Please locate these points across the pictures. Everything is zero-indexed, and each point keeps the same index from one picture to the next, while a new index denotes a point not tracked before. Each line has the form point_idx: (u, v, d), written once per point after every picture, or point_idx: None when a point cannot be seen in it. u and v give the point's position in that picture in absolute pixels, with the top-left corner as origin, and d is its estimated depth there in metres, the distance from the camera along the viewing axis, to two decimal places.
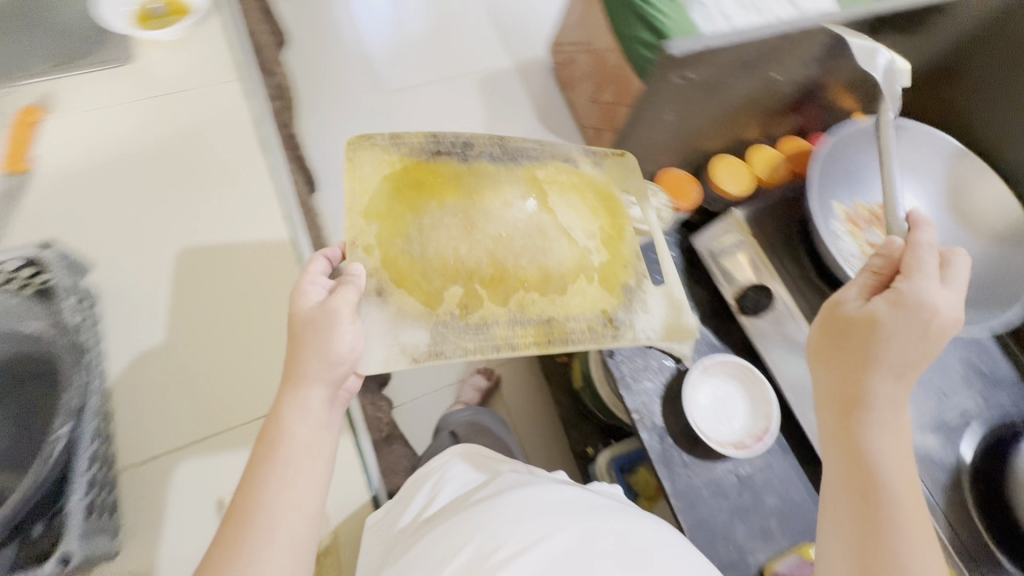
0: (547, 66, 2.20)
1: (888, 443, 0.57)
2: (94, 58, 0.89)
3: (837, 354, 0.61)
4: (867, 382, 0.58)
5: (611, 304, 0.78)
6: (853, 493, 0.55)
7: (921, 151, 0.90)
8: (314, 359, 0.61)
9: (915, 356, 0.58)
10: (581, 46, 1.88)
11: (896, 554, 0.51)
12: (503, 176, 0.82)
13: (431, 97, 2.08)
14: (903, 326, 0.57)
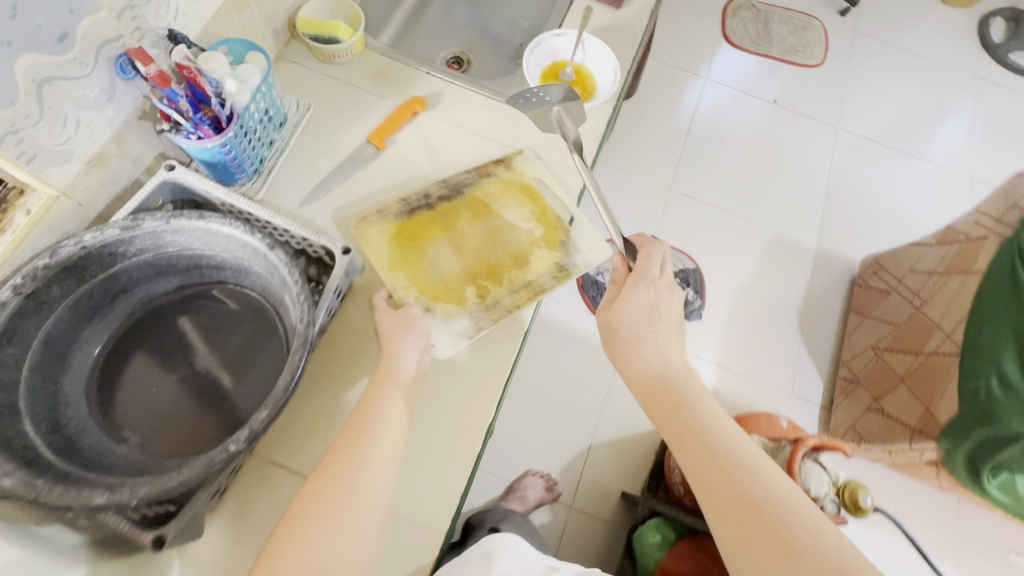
0: (847, 275, 1.90)
1: (701, 406, 0.67)
2: (494, 87, 0.94)
3: (620, 359, 0.75)
4: (639, 354, 0.73)
5: (557, 255, 0.82)
6: (693, 465, 0.62)
7: None
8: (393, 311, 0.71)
9: (665, 327, 0.75)
10: (911, 297, 1.55)
11: (725, 470, 0.60)
12: (459, 207, 0.83)
13: (712, 223, 1.94)
14: (637, 300, 0.76)
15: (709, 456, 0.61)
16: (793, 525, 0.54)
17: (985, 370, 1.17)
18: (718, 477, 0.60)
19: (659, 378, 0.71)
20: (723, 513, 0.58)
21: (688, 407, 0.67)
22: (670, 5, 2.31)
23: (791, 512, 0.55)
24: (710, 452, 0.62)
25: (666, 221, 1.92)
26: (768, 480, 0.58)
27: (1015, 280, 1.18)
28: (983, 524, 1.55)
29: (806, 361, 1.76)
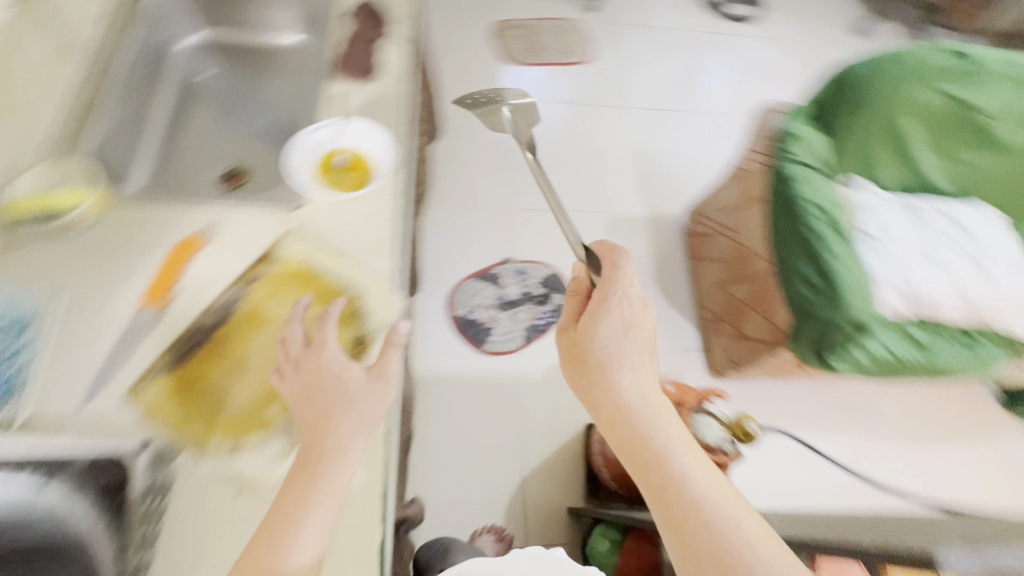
0: (680, 229, 2.11)
1: (676, 445, 0.72)
2: (269, 197, 0.89)
3: (589, 376, 0.79)
4: (616, 381, 0.76)
5: (350, 330, 0.80)
6: (664, 503, 0.68)
7: None
8: (328, 353, 0.71)
9: (632, 352, 0.79)
10: (727, 233, 1.76)
11: (699, 514, 0.66)
12: (235, 329, 0.78)
13: (555, 226, 2.05)
14: (608, 332, 0.80)
15: (682, 502, 0.67)
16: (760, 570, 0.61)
17: (788, 276, 1.38)
18: (701, 533, 0.64)
19: (630, 415, 0.74)
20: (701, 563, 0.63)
21: (660, 448, 0.72)
22: (446, 41, 2.40)
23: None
24: (683, 495, 0.68)
25: (515, 238, 1.99)
26: (736, 528, 0.65)
27: (784, 199, 1.42)
28: (851, 393, 1.81)
29: (675, 316, 1.93)
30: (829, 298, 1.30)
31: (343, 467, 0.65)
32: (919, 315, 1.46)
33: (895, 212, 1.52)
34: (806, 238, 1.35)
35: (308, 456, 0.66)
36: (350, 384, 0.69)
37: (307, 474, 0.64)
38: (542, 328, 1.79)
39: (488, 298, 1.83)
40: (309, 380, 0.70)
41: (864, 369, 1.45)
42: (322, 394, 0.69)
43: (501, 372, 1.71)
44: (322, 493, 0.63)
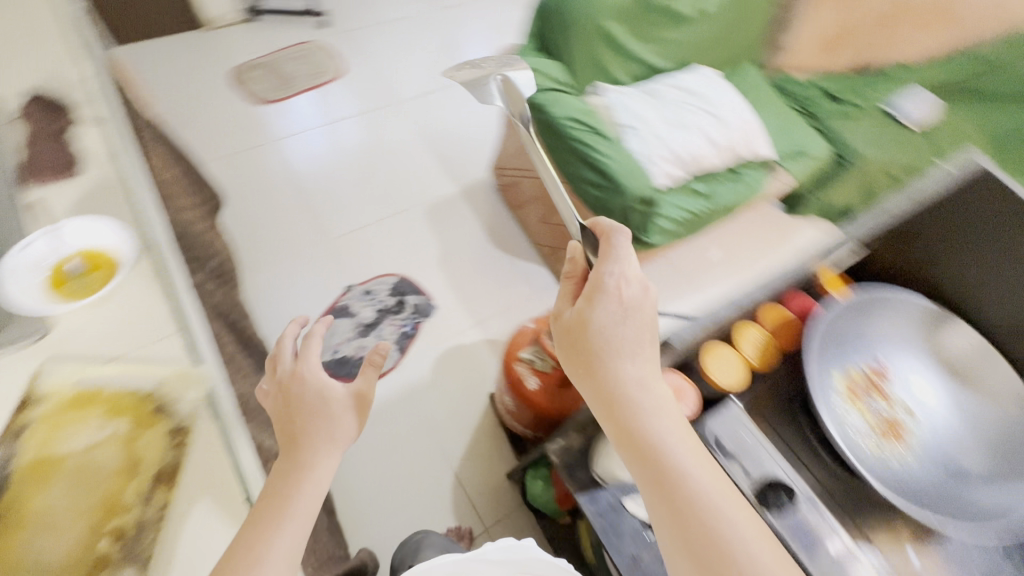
0: (494, 189, 2.22)
1: (683, 450, 0.65)
2: (3, 340, 0.79)
3: (581, 359, 0.72)
4: (615, 367, 0.69)
5: (163, 423, 0.75)
6: (661, 494, 0.62)
7: (902, 321, 0.86)
8: (309, 377, 0.80)
9: (631, 336, 0.71)
10: (527, 174, 1.89)
11: (699, 512, 0.60)
12: (18, 489, 0.67)
13: (381, 237, 2.04)
14: (613, 322, 0.72)
15: (691, 515, 0.60)
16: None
17: (580, 184, 1.54)
18: (700, 538, 0.58)
19: (633, 415, 0.67)
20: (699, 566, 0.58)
21: (670, 456, 0.64)
22: (186, 106, 2.22)
23: None
24: (693, 505, 0.61)
25: (349, 265, 1.96)
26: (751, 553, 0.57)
27: (546, 121, 1.55)
28: None
29: (522, 263, 2.04)
30: (615, 187, 1.46)
31: (319, 477, 0.73)
32: (691, 171, 1.73)
33: (637, 100, 1.77)
34: (577, 146, 1.50)
35: (286, 468, 0.72)
36: (326, 407, 0.78)
37: (283, 487, 0.70)
38: (412, 331, 1.82)
39: (347, 331, 1.79)
40: (295, 400, 0.78)
41: (677, 234, 1.65)
42: (301, 414, 0.77)
43: (392, 391, 1.69)
44: (301, 504, 0.69)
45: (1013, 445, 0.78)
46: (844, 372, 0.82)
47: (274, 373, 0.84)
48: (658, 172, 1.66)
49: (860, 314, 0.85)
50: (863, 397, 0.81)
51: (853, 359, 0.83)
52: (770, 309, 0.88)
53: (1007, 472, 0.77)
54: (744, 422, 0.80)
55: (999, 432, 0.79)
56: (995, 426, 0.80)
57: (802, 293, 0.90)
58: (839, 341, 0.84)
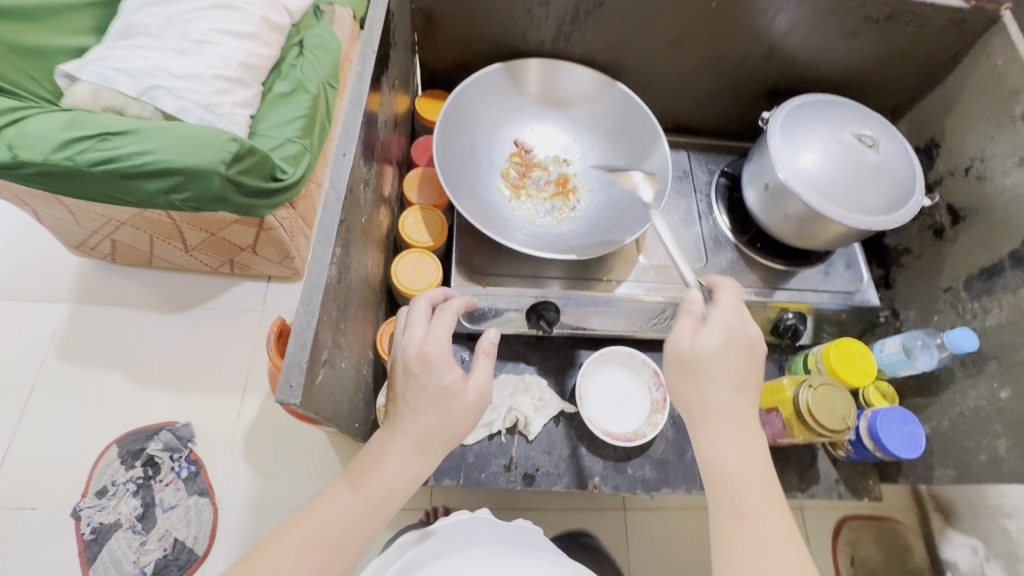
0: (104, 261, 1.60)
1: (774, 521, 0.54)
2: None
3: (684, 386, 0.60)
4: (714, 398, 0.59)
5: None
6: (736, 540, 0.54)
7: (483, 106, 0.80)
8: (436, 364, 0.59)
9: (740, 368, 0.60)
10: (110, 225, 1.39)
11: (768, 571, 0.52)
12: None
13: (44, 430, 1.40)
14: (726, 359, 0.59)
15: None
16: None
17: (163, 203, 1.17)
18: None
19: (730, 471, 0.57)
20: None
21: (761, 519, 0.55)
22: None
23: None
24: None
25: (43, 491, 1.33)
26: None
27: (41, 170, 1.08)
28: None
29: (216, 301, 1.59)
30: (191, 174, 1.12)
31: (405, 469, 0.58)
32: (256, 83, 1.48)
33: (124, 57, 1.34)
34: (105, 169, 1.09)
35: (382, 447, 0.59)
36: (445, 407, 0.58)
37: (371, 459, 0.58)
38: (195, 468, 1.37)
39: (129, 542, 1.30)
40: (413, 383, 0.59)
41: (308, 150, 1.45)
42: (417, 404, 0.58)
43: (240, 529, 1.30)
44: (378, 491, 0.58)
45: (617, 122, 0.81)
46: (498, 178, 0.80)
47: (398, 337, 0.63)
48: (226, 110, 1.37)
49: (460, 127, 0.78)
50: (522, 186, 0.80)
51: (491, 170, 0.80)
52: (413, 180, 0.81)
53: (633, 156, 0.80)
54: (474, 287, 0.76)
55: (604, 120, 0.82)
56: (599, 119, 0.82)
57: (418, 141, 0.85)
58: (466, 170, 0.77)
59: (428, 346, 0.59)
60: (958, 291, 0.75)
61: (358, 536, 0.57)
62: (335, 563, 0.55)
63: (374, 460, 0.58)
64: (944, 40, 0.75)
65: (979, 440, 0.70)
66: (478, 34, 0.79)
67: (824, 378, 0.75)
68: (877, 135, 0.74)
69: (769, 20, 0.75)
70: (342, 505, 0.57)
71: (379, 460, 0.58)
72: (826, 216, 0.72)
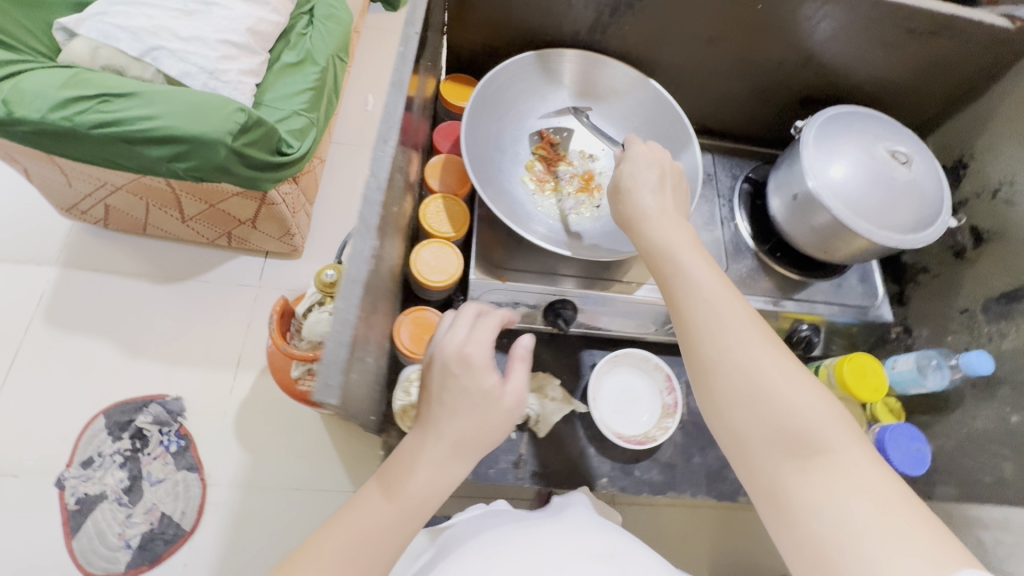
0: (95, 225, 1.55)
1: (713, 280, 0.55)
2: None
3: (616, 211, 0.64)
4: (641, 201, 0.62)
5: None
6: (682, 312, 0.55)
7: (514, 93, 0.77)
8: (477, 367, 0.57)
9: (655, 171, 0.64)
10: (106, 188, 1.34)
11: (716, 322, 0.52)
12: None
13: (28, 396, 1.36)
14: (641, 170, 0.64)
15: (713, 338, 0.52)
16: (794, 419, 0.47)
17: (164, 171, 1.12)
18: (711, 352, 0.51)
19: (664, 251, 0.58)
20: (707, 373, 0.51)
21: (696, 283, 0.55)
22: None
23: (781, 396, 0.48)
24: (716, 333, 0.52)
25: (28, 458, 1.30)
26: (768, 363, 0.50)
27: (37, 129, 1.03)
28: (348, 129, 1.79)
29: (208, 273, 1.55)
30: (196, 142, 1.08)
31: (438, 475, 0.55)
32: (263, 51, 1.43)
33: (126, 14, 1.28)
34: (104, 132, 1.04)
35: (417, 451, 0.56)
36: (482, 411, 0.57)
37: (408, 463, 0.55)
38: (184, 442, 1.35)
39: (114, 514, 1.27)
40: (452, 385, 0.57)
41: (315, 124, 1.40)
42: (455, 406, 0.57)
43: (228, 507, 1.29)
44: (411, 497, 0.54)
45: (646, 119, 0.80)
46: (523, 171, 0.78)
47: (432, 344, 0.62)
48: (232, 78, 1.32)
49: (488, 114, 0.76)
50: (546, 179, 0.78)
51: (516, 162, 0.78)
52: (436, 166, 0.78)
53: None
54: (493, 282, 0.74)
55: (633, 117, 0.80)
56: (628, 115, 0.80)
57: (440, 126, 0.82)
58: (491, 160, 0.75)
59: (468, 348, 0.58)
60: (974, 314, 0.75)
61: (392, 546, 0.53)
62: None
63: (411, 464, 0.55)
64: (984, 59, 0.74)
65: (985, 461, 0.71)
66: (511, 21, 0.77)
67: (843, 401, 0.79)
68: (910, 152, 0.73)
69: (809, 27, 0.74)
70: (377, 514, 0.53)
71: (413, 459, 0.56)
72: (855, 231, 0.71)
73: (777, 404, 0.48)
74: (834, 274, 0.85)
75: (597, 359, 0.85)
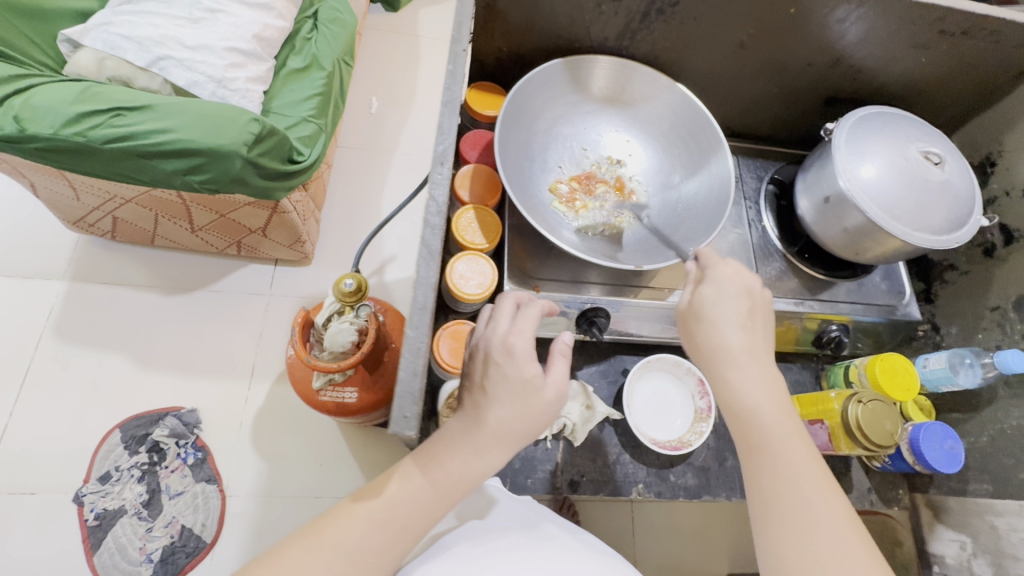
0: (102, 238, 1.53)
1: (797, 451, 0.54)
2: None
3: (693, 341, 0.61)
4: (725, 340, 0.58)
5: None
6: (759, 478, 0.55)
7: (545, 101, 0.77)
8: (519, 356, 0.56)
9: (741, 305, 0.60)
10: (115, 201, 1.32)
11: (795, 500, 0.52)
12: None
13: (42, 413, 1.35)
14: (726, 301, 0.60)
15: (793, 519, 0.52)
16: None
17: (179, 184, 1.11)
18: (784, 534, 0.52)
19: (750, 409, 0.56)
20: (779, 552, 0.52)
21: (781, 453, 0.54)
22: None
23: None
24: (797, 518, 0.52)
25: (45, 475, 1.29)
26: (847, 566, 0.50)
27: (49, 146, 1.02)
28: (353, 133, 1.77)
29: (219, 282, 1.54)
30: (211, 155, 1.06)
31: (475, 461, 0.56)
32: (270, 57, 1.41)
33: (131, 24, 1.26)
34: (118, 147, 1.03)
35: (455, 437, 0.57)
36: (524, 401, 0.55)
37: (446, 448, 0.56)
38: (202, 454, 1.34)
39: (134, 529, 1.26)
40: (495, 373, 0.56)
41: (324, 130, 1.38)
42: (496, 395, 0.55)
43: (249, 518, 1.28)
44: (444, 480, 0.56)
45: (676, 125, 0.79)
46: (554, 180, 0.77)
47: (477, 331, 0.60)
48: (241, 86, 1.30)
49: (519, 123, 0.75)
50: (582, 194, 0.77)
51: (548, 169, 0.77)
52: (465, 176, 0.78)
53: (691, 163, 0.78)
54: (528, 292, 0.73)
55: (662, 123, 0.80)
56: (657, 121, 0.80)
57: (467, 134, 0.82)
58: (523, 168, 0.75)
59: (512, 338, 0.56)
60: (1006, 311, 0.76)
61: (422, 521, 0.56)
62: (398, 544, 0.55)
63: (449, 450, 0.56)
64: (1015, 57, 0.74)
65: (1021, 458, 0.72)
66: (539, 28, 0.76)
67: (873, 394, 0.76)
68: (943, 152, 0.73)
69: (839, 28, 0.73)
70: (412, 491, 0.56)
71: (450, 448, 0.56)
72: (889, 232, 0.71)
73: None
74: (858, 274, 0.85)
75: (629, 364, 0.85)
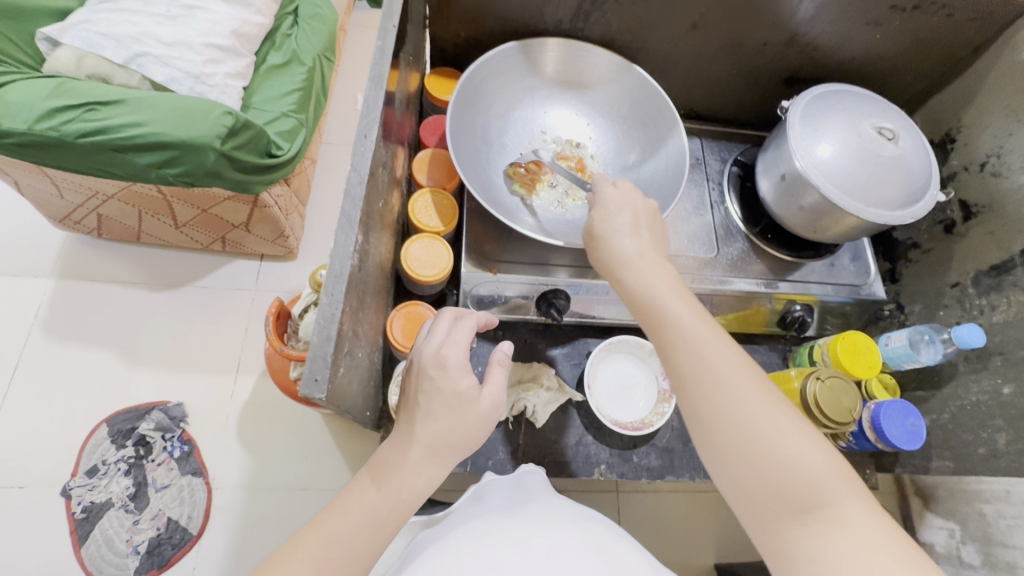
0: (89, 236, 1.55)
1: (696, 325, 0.53)
2: None
3: (595, 257, 0.61)
4: (617, 247, 0.59)
5: None
6: (671, 362, 0.53)
7: (499, 84, 0.77)
8: (452, 369, 0.57)
9: (629, 212, 0.61)
10: (97, 198, 1.33)
11: (702, 369, 0.51)
12: None
13: (29, 408, 1.36)
14: (615, 211, 0.61)
15: (704, 388, 0.50)
16: (796, 475, 0.46)
17: (154, 177, 1.12)
18: (705, 405, 0.50)
19: (647, 298, 0.56)
20: (706, 427, 0.49)
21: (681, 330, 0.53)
22: None
23: (776, 454, 0.47)
24: (708, 385, 0.50)
25: (33, 469, 1.29)
26: (761, 416, 0.48)
27: (24, 141, 1.03)
28: (338, 129, 1.78)
29: (206, 278, 1.55)
30: (185, 147, 1.08)
31: (415, 478, 0.55)
32: (249, 53, 1.42)
33: (109, 22, 1.27)
34: (92, 141, 1.04)
35: (395, 455, 0.56)
36: (458, 413, 0.56)
37: (394, 457, 0.56)
38: (188, 448, 1.34)
39: (121, 521, 1.26)
40: (430, 388, 0.57)
41: (304, 125, 1.39)
42: (430, 410, 0.56)
43: (234, 510, 1.28)
44: (385, 504, 0.54)
45: (632, 105, 0.80)
46: (511, 161, 0.77)
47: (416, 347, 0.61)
48: (219, 81, 1.30)
49: (472, 107, 0.75)
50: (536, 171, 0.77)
51: (504, 152, 0.77)
52: (423, 161, 0.79)
53: (649, 142, 0.78)
54: (485, 274, 0.73)
55: (619, 103, 0.80)
56: (614, 101, 0.80)
57: (427, 120, 0.82)
58: (478, 150, 0.75)
59: (446, 351, 0.58)
60: (966, 287, 0.76)
61: (367, 550, 0.53)
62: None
63: (401, 455, 0.56)
64: (968, 31, 0.74)
65: (979, 433, 0.72)
66: (493, 12, 0.76)
67: (832, 371, 0.77)
68: (896, 128, 0.73)
69: (792, 6, 0.73)
70: (357, 513, 0.54)
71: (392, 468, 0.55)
72: (843, 209, 0.71)
73: (778, 456, 0.47)
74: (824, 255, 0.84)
75: (592, 347, 0.86)
